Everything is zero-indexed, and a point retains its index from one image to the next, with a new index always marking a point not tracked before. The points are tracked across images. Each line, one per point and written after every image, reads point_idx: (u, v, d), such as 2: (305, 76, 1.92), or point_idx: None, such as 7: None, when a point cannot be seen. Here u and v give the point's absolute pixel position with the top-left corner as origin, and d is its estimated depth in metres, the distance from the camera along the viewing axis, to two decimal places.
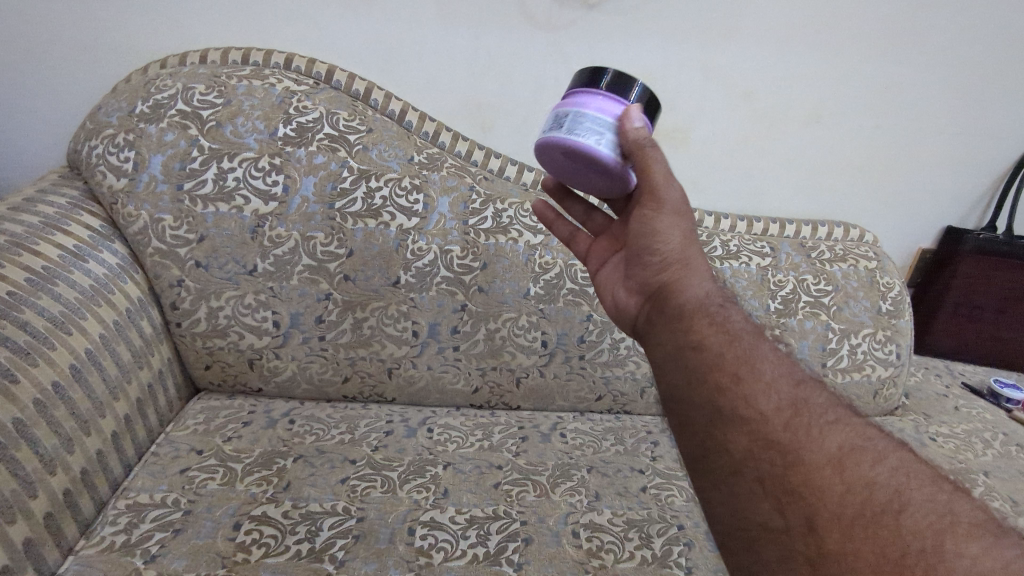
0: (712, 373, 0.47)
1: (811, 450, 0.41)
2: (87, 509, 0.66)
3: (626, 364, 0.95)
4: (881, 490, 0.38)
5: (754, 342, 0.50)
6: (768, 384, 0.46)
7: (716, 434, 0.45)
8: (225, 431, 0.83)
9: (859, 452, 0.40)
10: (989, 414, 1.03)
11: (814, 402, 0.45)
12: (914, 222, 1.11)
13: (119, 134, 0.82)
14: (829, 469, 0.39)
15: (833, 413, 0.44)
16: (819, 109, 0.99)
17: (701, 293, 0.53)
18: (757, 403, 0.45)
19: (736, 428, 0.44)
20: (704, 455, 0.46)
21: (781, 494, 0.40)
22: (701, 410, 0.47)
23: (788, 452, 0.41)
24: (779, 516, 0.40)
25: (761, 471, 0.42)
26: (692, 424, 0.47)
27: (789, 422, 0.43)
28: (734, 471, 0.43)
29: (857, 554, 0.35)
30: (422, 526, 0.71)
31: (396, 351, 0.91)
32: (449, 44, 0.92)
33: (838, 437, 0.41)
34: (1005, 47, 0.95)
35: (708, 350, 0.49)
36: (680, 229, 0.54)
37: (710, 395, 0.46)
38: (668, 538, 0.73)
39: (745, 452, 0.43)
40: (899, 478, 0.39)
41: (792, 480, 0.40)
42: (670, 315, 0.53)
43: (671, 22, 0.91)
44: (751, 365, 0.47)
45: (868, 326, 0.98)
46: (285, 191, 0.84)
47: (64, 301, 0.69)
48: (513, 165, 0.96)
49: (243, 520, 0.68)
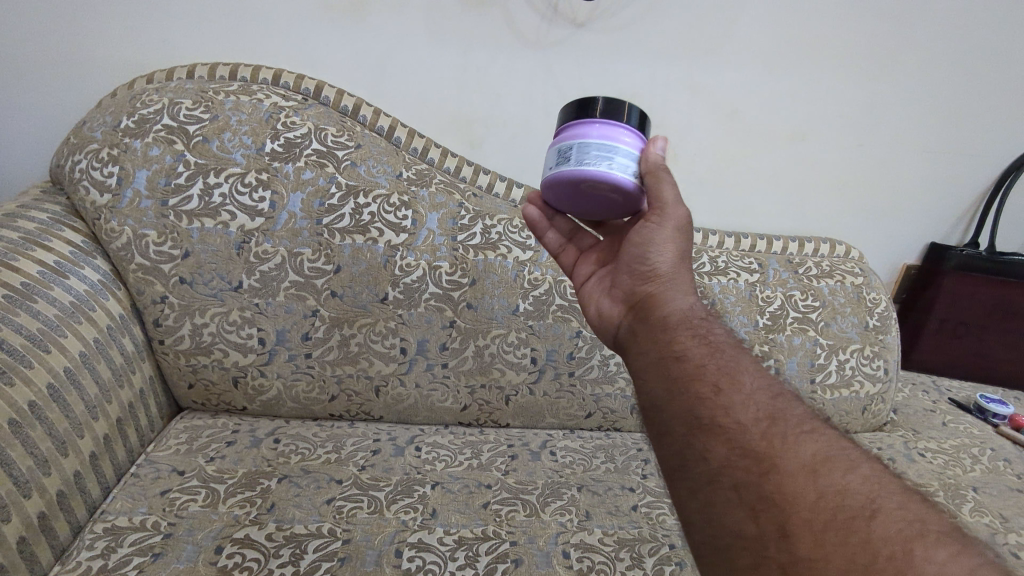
0: (693, 383, 0.46)
1: (785, 458, 0.40)
2: (63, 533, 0.64)
3: (616, 381, 0.95)
4: (853, 498, 0.36)
5: (737, 356, 0.49)
6: (748, 397, 0.45)
7: (694, 443, 0.43)
8: (207, 451, 0.81)
9: (833, 461, 0.39)
10: (976, 429, 1.03)
11: (791, 414, 0.44)
12: (897, 239, 1.12)
13: (104, 149, 0.81)
14: (802, 477, 0.38)
15: (808, 425, 0.43)
16: (803, 128, 1.00)
17: (686, 307, 0.53)
18: (736, 413, 0.43)
19: (714, 436, 0.42)
20: (680, 463, 0.43)
21: (755, 502, 0.38)
22: (679, 419, 0.45)
23: (763, 459, 0.40)
24: (753, 523, 0.38)
25: (736, 478, 0.40)
26: (669, 432, 0.46)
27: (765, 432, 0.42)
28: (709, 481, 0.41)
29: (827, 560, 0.34)
30: (409, 548, 0.69)
31: (384, 369, 0.90)
32: (438, 61, 0.92)
33: (812, 447, 0.40)
34: (983, 68, 0.97)
35: (690, 361, 0.48)
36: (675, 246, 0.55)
37: (689, 405, 0.45)
38: (660, 557, 0.72)
39: (722, 461, 0.41)
40: (871, 486, 0.37)
41: (767, 488, 0.38)
42: (654, 326, 0.53)
43: (658, 41, 0.92)
44: (733, 377, 0.46)
45: (855, 342, 0.98)
46: (272, 208, 0.83)
47: (43, 318, 0.68)
48: (502, 182, 0.96)
49: (225, 543, 0.67)
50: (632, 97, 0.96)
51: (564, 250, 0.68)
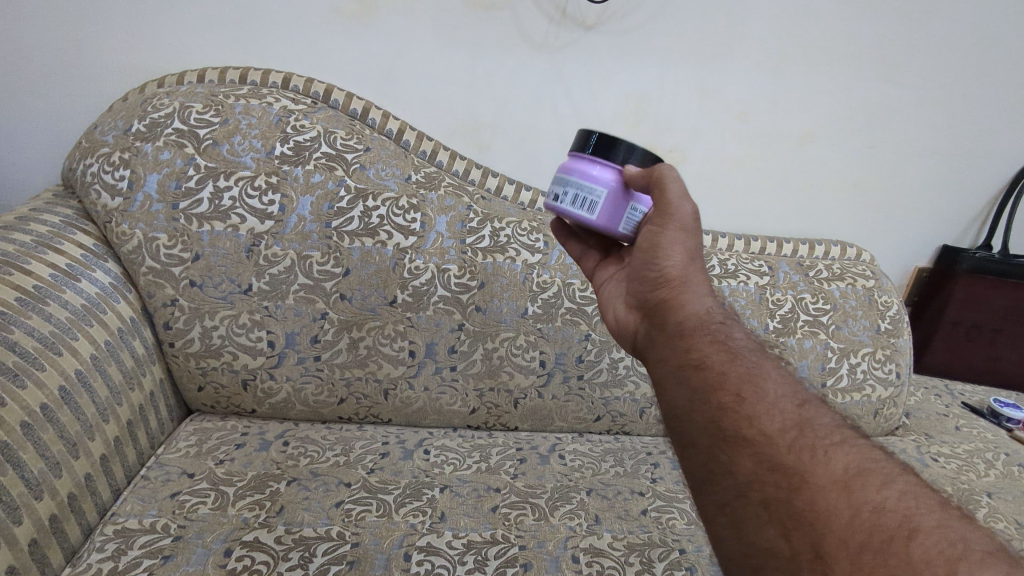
0: (715, 393, 0.46)
1: (816, 472, 0.39)
2: (74, 536, 0.64)
3: (625, 385, 0.94)
4: (890, 516, 0.36)
5: (756, 359, 0.49)
6: (772, 407, 0.45)
7: (720, 456, 0.43)
8: (217, 453, 0.81)
9: (867, 475, 0.39)
10: (990, 434, 1.02)
11: (818, 424, 0.43)
12: (909, 241, 1.11)
13: (115, 153, 0.82)
14: (834, 493, 0.38)
15: (837, 434, 0.42)
16: (814, 130, 1.00)
17: (703, 311, 0.53)
18: (761, 423, 0.43)
19: (740, 450, 0.42)
20: (705, 477, 0.43)
21: (787, 519, 0.38)
22: (703, 430, 0.45)
23: (793, 475, 0.39)
24: (785, 541, 0.37)
25: (766, 494, 0.40)
26: (692, 445, 0.46)
27: (793, 444, 0.42)
28: (736, 496, 0.41)
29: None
30: (418, 552, 0.69)
31: (392, 372, 0.90)
32: (447, 64, 0.92)
33: (844, 460, 0.40)
34: (996, 70, 0.96)
35: (711, 369, 0.48)
36: (681, 249, 0.54)
37: (712, 415, 0.45)
38: (670, 562, 0.72)
39: (749, 475, 0.41)
40: (908, 502, 0.37)
41: (798, 506, 0.38)
42: (672, 333, 0.52)
43: (667, 44, 0.92)
44: (755, 385, 0.46)
45: (867, 345, 0.97)
46: (282, 210, 0.84)
47: (54, 321, 0.68)
48: (510, 185, 0.97)
49: (234, 546, 0.67)
50: (641, 99, 0.96)
51: (584, 256, 0.68)
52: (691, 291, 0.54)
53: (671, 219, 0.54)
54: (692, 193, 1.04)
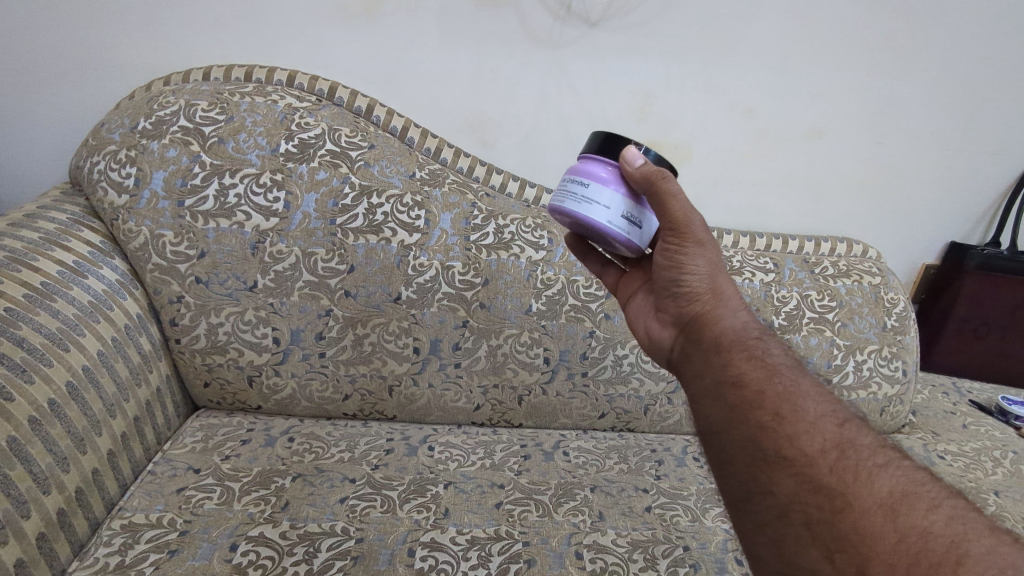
0: (753, 411, 0.46)
1: (861, 495, 0.39)
2: (81, 530, 0.64)
3: (629, 382, 0.94)
4: (938, 542, 0.36)
5: (795, 376, 0.49)
6: (813, 425, 0.44)
7: (761, 476, 0.43)
8: (223, 449, 0.82)
9: (912, 500, 0.38)
10: (998, 432, 1.01)
11: (860, 443, 0.43)
12: (917, 238, 1.10)
13: (121, 151, 0.82)
14: (880, 516, 0.37)
15: (880, 455, 0.42)
16: (819, 128, 0.99)
17: (738, 326, 0.53)
18: (802, 442, 0.43)
19: (782, 470, 0.42)
20: (746, 496, 0.44)
21: (830, 541, 0.38)
22: (742, 449, 0.45)
23: (836, 496, 0.39)
24: (828, 564, 0.37)
25: (809, 515, 0.39)
26: (731, 462, 0.46)
27: (836, 465, 0.41)
28: (777, 516, 0.41)
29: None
30: (422, 547, 0.69)
31: (397, 368, 0.90)
32: (451, 62, 0.92)
33: (890, 482, 0.39)
34: (1005, 66, 0.96)
35: (748, 386, 0.48)
36: (708, 262, 0.54)
37: (751, 434, 0.45)
38: (674, 559, 0.72)
39: (791, 495, 0.41)
40: (956, 527, 0.36)
41: (842, 527, 0.38)
42: (708, 349, 0.52)
43: (671, 41, 0.92)
44: (795, 402, 0.46)
45: (874, 342, 0.97)
46: (286, 208, 0.84)
47: (62, 318, 0.69)
48: (515, 182, 0.96)
49: (240, 540, 0.67)
50: (645, 96, 0.95)
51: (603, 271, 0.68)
52: (724, 306, 0.54)
53: (691, 236, 0.53)
54: (696, 191, 1.04)
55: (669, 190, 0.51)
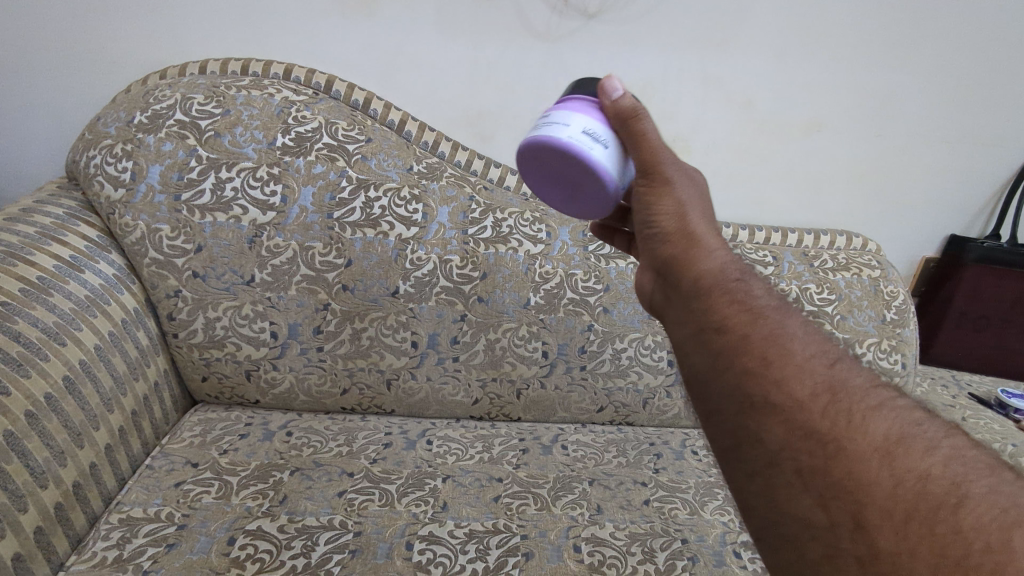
0: (738, 358, 0.44)
1: (854, 440, 0.37)
2: (79, 524, 0.65)
3: (628, 375, 0.94)
4: (937, 483, 0.34)
5: (782, 318, 0.46)
6: (803, 368, 0.42)
7: (750, 424, 0.42)
8: (221, 443, 0.81)
9: (910, 442, 0.37)
10: (998, 424, 1.00)
11: (853, 385, 0.41)
12: (917, 231, 1.10)
13: (118, 144, 0.82)
14: (875, 461, 0.36)
15: (874, 397, 0.40)
16: (819, 118, 0.99)
17: (717, 266, 0.50)
18: (791, 388, 0.41)
19: (771, 417, 0.41)
20: (736, 445, 0.43)
21: (822, 489, 0.37)
22: (731, 397, 0.44)
23: (829, 442, 0.38)
24: (822, 512, 0.36)
25: (800, 463, 0.38)
26: (721, 411, 0.45)
27: (827, 409, 0.39)
28: (768, 464, 0.40)
29: (912, 554, 0.32)
30: (421, 541, 0.69)
31: (395, 362, 0.90)
32: (448, 54, 0.92)
33: (885, 425, 0.38)
34: (1003, 56, 0.95)
35: (732, 332, 0.45)
36: (680, 202, 0.51)
37: (738, 381, 0.43)
38: (673, 552, 0.72)
39: (780, 443, 0.39)
40: (955, 467, 0.35)
41: (835, 474, 0.36)
42: (688, 295, 0.50)
43: (670, 33, 0.91)
44: (782, 345, 0.44)
45: (872, 335, 0.97)
46: (284, 202, 0.84)
47: (58, 312, 0.69)
48: (513, 175, 0.95)
49: (238, 534, 0.67)
50: (644, 88, 0.95)
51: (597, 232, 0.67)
52: (704, 246, 0.51)
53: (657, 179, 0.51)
54: None
55: (637, 130, 0.50)
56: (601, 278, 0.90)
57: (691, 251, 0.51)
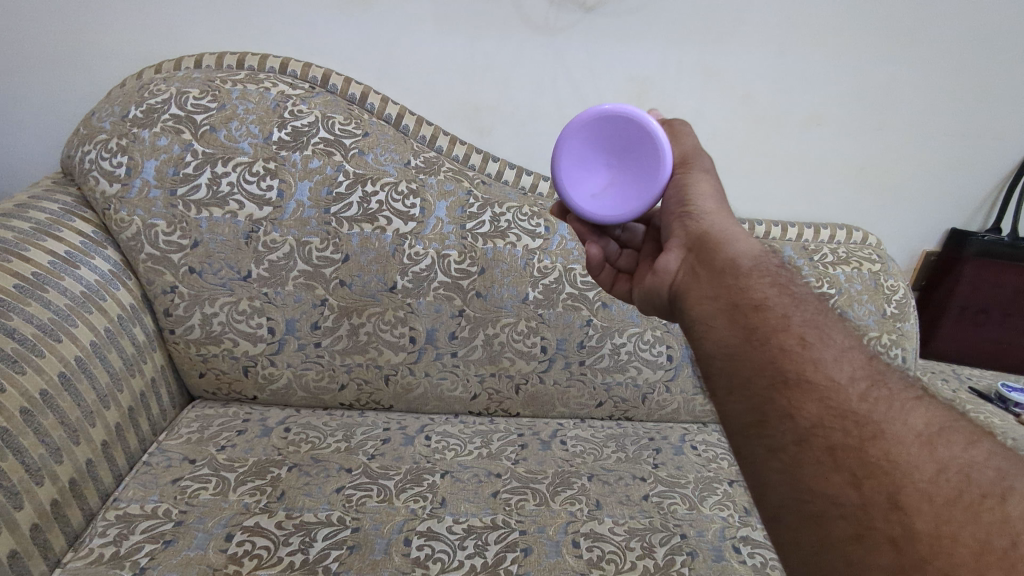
0: (775, 335, 0.43)
1: (894, 426, 0.37)
2: (75, 521, 0.64)
3: (627, 370, 0.93)
4: (979, 474, 0.34)
5: (819, 310, 0.46)
6: (840, 354, 0.42)
7: (780, 399, 0.40)
8: (219, 439, 0.81)
9: (951, 433, 0.36)
10: (998, 418, 1.00)
11: (891, 378, 0.41)
12: (918, 226, 1.09)
13: (112, 139, 0.81)
14: (916, 447, 0.35)
15: (913, 392, 0.40)
16: (819, 113, 0.98)
17: (752, 253, 0.51)
18: (829, 370, 0.40)
19: (806, 394, 0.39)
20: (758, 419, 0.40)
21: (857, 467, 0.35)
22: (760, 372, 0.42)
23: (866, 424, 0.37)
24: (853, 491, 0.35)
25: (832, 440, 0.37)
26: (745, 385, 0.42)
27: (866, 395, 0.39)
28: (796, 440, 0.38)
29: (954, 537, 0.31)
30: (419, 536, 0.69)
31: (393, 358, 0.90)
32: (446, 47, 0.91)
33: (924, 416, 0.37)
34: (1005, 48, 0.94)
35: (772, 310, 0.45)
36: (714, 192, 0.56)
37: (772, 357, 0.42)
38: (672, 547, 0.72)
39: (814, 420, 0.38)
40: (998, 462, 0.35)
41: (871, 454, 0.36)
42: (721, 269, 0.50)
43: (670, 27, 0.90)
44: (822, 331, 0.43)
45: (872, 330, 0.96)
46: (280, 197, 0.83)
47: (54, 309, 0.68)
48: (511, 169, 0.95)
49: (236, 531, 0.67)
50: (642, 81, 0.94)
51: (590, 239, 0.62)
52: (740, 237, 0.52)
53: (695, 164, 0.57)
54: None
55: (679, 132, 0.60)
56: None
57: (728, 235, 0.52)
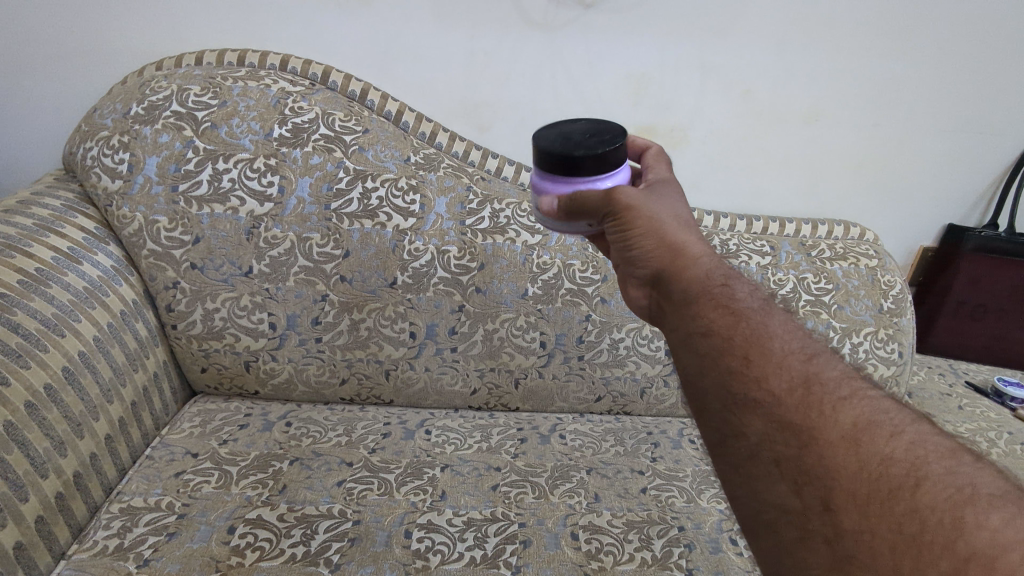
0: (722, 358, 0.43)
1: (826, 432, 0.37)
2: (80, 514, 0.65)
3: (626, 365, 0.94)
4: (897, 466, 0.34)
5: (766, 320, 0.45)
6: (781, 363, 0.42)
7: (732, 420, 0.41)
8: (221, 433, 0.82)
9: (876, 427, 0.36)
10: (994, 413, 1.00)
11: (827, 376, 0.40)
12: (914, 221, 1.10)
13: (114, 136, 0.82)
14: (842, 448, 0.36)
15: (847, 388, 0.39)
16: (818, 108, 0.99)
17: (704, 273, 0.48)
18: (770, 384, 0.41)
19: (751, 412, 0.40)
20: (719, 440, 0.42)
21: (798, 476, 0.36)
22: (713, 396, 0.43)
23: (801, 432, 0.37)
24: (796, 497, 0.36)
25: (777, 454, 0.38)
26: (703, 408, 0.43)
27: (801, 403, 0.39)
28: (749, 457, 0.39)
29: (873, 534, 0.32)
30: (419, 528, 0.70)
31: (394, 353, 0.90)
32: (445, 43, 0.91)
33: (853, 413, 0.37)
34: (1001, 44, 0.94)
35: (718, 335, 0.44)
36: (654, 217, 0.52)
37: (721, 380, 0.43)
38: (669, 539, 0.73)
39: (761, 436, 0.39)
40: (917, 451, 0.35)
41: (808, 461, 0.36)
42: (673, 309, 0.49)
43: (667, 24, 0.91)
44: (762, 343, 0.43)
45: (870, 325, 0.96)
46: (281, 192, 0.84)
47: (57, 303, 0.69)
48: (510, 166, 0.95)
49: (238, 523, 0.68)
50: (639, 79, 0.95)
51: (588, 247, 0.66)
52: (684, 253, 0.50)
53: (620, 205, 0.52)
54: (694, 177, 1.05)
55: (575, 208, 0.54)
56: (599, 268, 0.90)
57: (675, 261, 0.50)
